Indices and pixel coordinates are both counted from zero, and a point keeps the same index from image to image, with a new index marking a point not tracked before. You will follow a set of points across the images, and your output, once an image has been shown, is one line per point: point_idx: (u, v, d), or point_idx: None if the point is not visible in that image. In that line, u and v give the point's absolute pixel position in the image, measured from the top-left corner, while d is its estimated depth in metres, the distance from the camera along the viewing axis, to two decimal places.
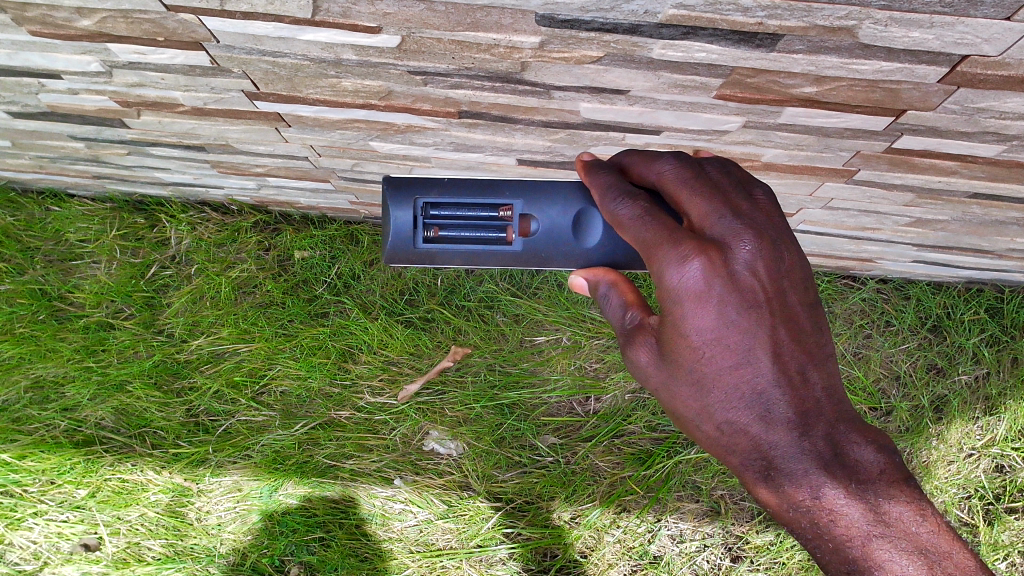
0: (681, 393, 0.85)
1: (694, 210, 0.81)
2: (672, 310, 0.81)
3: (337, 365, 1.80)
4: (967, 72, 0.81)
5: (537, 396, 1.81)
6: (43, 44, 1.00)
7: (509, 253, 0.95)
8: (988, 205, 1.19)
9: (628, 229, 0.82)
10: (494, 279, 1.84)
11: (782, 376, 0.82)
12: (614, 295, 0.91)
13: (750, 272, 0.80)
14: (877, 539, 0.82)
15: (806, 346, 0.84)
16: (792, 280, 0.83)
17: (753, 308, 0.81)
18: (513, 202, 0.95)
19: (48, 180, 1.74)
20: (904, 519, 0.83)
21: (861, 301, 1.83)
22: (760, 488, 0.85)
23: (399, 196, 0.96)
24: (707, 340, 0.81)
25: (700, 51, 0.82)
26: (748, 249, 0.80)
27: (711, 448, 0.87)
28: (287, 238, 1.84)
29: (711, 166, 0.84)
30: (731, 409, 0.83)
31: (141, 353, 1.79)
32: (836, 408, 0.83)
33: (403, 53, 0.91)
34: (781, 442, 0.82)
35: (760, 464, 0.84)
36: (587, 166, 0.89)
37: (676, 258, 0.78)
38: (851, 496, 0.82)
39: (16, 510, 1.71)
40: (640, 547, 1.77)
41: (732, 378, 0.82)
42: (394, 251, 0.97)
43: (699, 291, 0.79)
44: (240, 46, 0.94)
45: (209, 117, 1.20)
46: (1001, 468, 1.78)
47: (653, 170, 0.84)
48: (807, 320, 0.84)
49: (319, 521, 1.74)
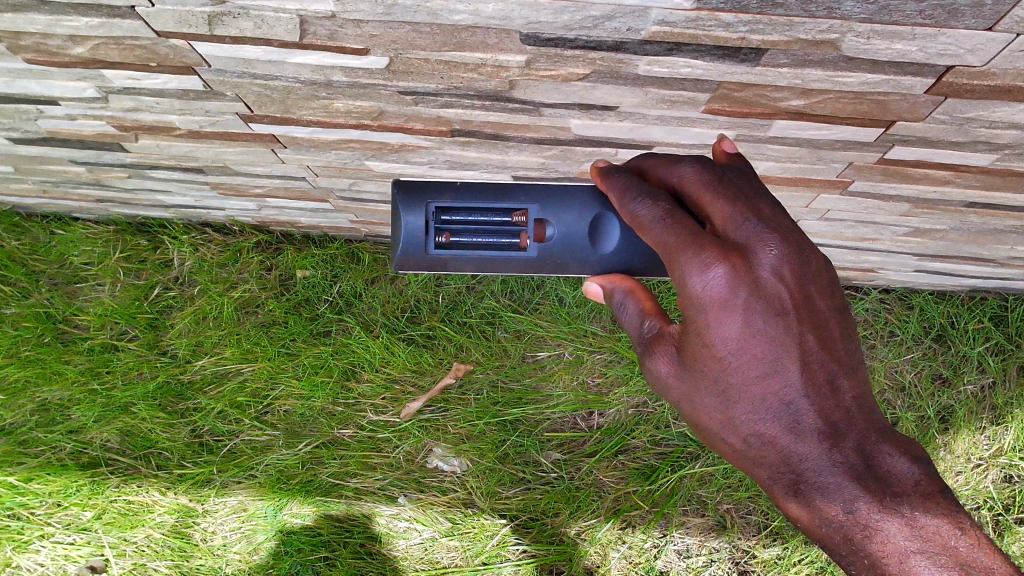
0: (705, 405, 0.84)
1: (717, 213, 0.80)
2: (695, 318, 0.80)
3: (339, 384, 1.80)
4: (953, 83, 0.81)
5: (540, 412, 1.80)
6: (39, 71, 1.01)
7: (523, 259, 0.95)
8: (986, 215, 1.19)
9: (649, 231, 0.80)
10: (494, 295, 1.85)
11: (810, 385, 0.81)
12: (630, 303, 0.90)
13: (777, 277, 0.79)
14: (915, 555, 0.81)
15: (834, 353, 0.83)
16: (818, 286, 0.82)
17: (780, 316, 0.80)
18: (528, 207, 0.94)
19: (52, 204, 1.76)
20: (941, 533, 0.81)
21: (864, 311, 1.82)
22: (790, 503, 0.84)
23: (411, 200, 0.94)
24: (732, 350, 0.80)
25: (686, 66, 0.83)
26: (774, 254, 0.78)
27: (737, 461, 0.87)
28: (288, 257, 1.85)
29: (733, 171, 0.83)
30: (758, 421, 0.82)
31: (145, 374, 1.81)
32: (865, 418, 0.83)
33: (392, 74, 0.92)
34: (811, 455, 0.81)
35: (789, 477, 0.83)
36: (603, 171, 0.88)
37: (699, 265, 0.77)
38: (886, 511, 0.81)
39: (24, 533, 1.73)
40: (646, 563, 1.76)
41: (758, 389, 0.81)
42: (405, 257, 0.95)
43: (723, 299, 0.78)
44: (232, 70, 0.95)
45: (206, 140, 1.21)
46: (1009, 478, 1.77)
47: (673, 174, 0.84)
48: (836, 328, 0.83)
49: (324, 540, 1.75)
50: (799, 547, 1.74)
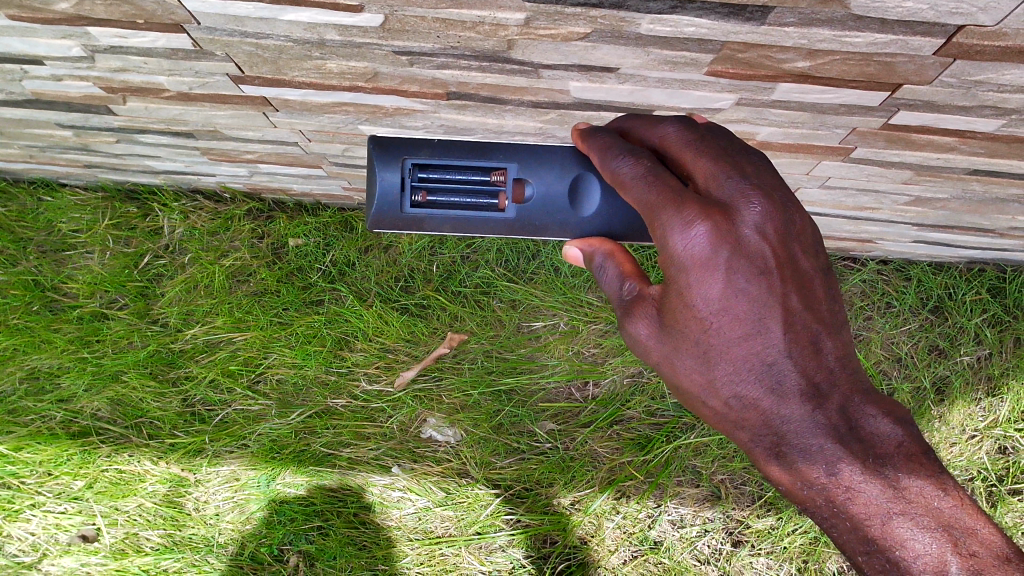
0: (685, 367, 0.82)
1: (701, 172, 0.78)
2: (677, 278, 0.78)
3: (333, 353, 1.78)
4: (963, 43, 0.79)
5: (535, 382, 1.79)
6: (23, 28, 0.98)
7: (501, 220, 0.93)
8: (988, 183, 1.17)
9: (630, 190, 0.79)
10: (490, 264, 1.83)
11: (793, 346, 0.80)
12: (609, 266, 0.89)
13: (760, 236, 0.77)
14: (898, 518, 0.79)
15: (819, 314, 0.81)
16: (803, 244, 0.80)
17: (763, 275, 0.78)
18: (507, 165, 0.92)
19: (39, 169, 1.72)
20: (926, 495, 0.79)
21: (861, 282, 1.81)
22: (772, 466, 0.83)
23: (387, 156, 0.92)
24: (714, 311, 0.78)
25: (689, 25, 0.81)
26: (758, 211, 0.76)
27: (718, 424, 0.85)
28: (281, 225, 1.82)
29: (717, 130, 0.81)
30: (740, 383, 0.81)
31: (136, 343, 1.79)
32: (849, 378, 0.81)
33: (386, 33, 0.90)
34: (794, 416, 0.80)
35: (771, 440, 0.82)
36: (585, 132, 0.87)
37: (681, 223, 0.75)
38: (869, 473, 0.79)
39: (14, 502, 1.72)
40: (640, 533, 1.77)
41: (741, 350, 0.80)
42: (380, 215, 0.94)
43: (705, 258, 0.76)
44: (222, 27, 0.92)
45: (196, 102, 1.18)
46: (1003, 449, 1.77)
47: (655, 134, 0.82)
48: (821, 288, 0.81)
49: (317, 510, 1.74)
50: (794, 517, 1.75)
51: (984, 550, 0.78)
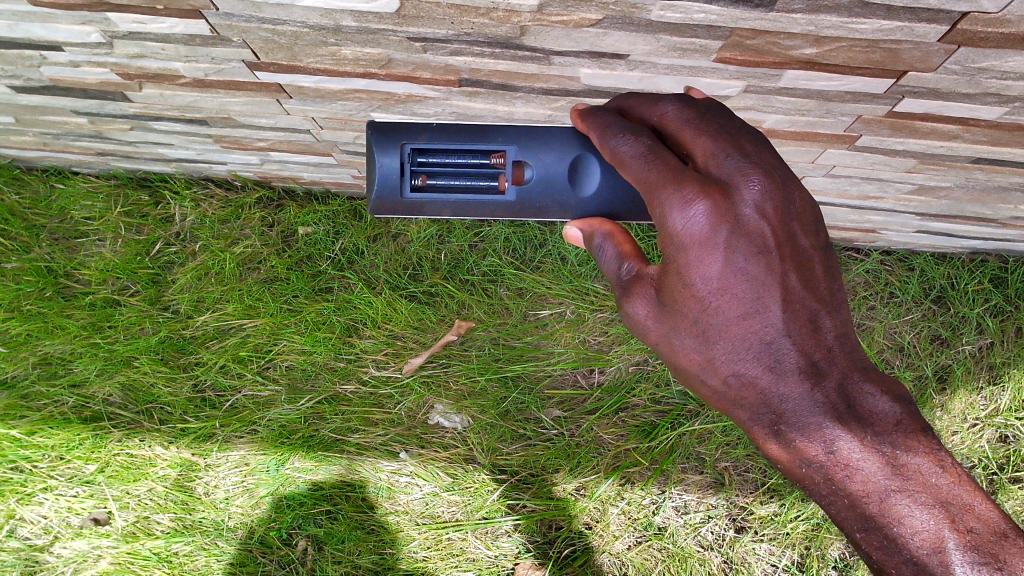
0: (684, 347, 0.85)
1: (700, 150, 0.80)
2: (676, 258, 0.80)
3: (341, 339, 1.81)
4: (967, 30, 0.81)
5: (541, 369, 1.81)
6: (44, 14, 1.00)
7: (502, 202, 0.95)
8: (991, 171, 1.19)
9: (629, 167, 0.81)
10: (497, 252, 1.86)
11: (791, 325, 0.81)
12: (609, 246, 0.91)
13: (759, 214, 0.79)
14: (895, 494, 0.80)
15: (817, 292, 0.82)
16: (802, 224, 0.82)
17: (763, 254, 0.80)
18: (506, 148, 0.94)
19: (53, 157, 1.75)
20: (923, 471, 0.80)
21: (864, 272, 1.84)
22: (771, 444, 0.85)
23: (387, 141, 0.94)
24: (713, 289, 0.80)
25: (699, 11, 0.82)
26: (756, 189, 0.78)
27: (718, 403, 0.88)
28: (291, 214, 1.85)
29: (717, 111, 0.83)
30: (739, 361, 0.83)
31: (147, 329, 1.81)
32: (846, 357, 0.83)
33: (401, 19, 0.91)
34: (792, 394, 0.82)
35: (770, 418, 0.84)
36: (585, 113, 0.89)
37: (680, 201, 0.77)
38: (866, 449, 0.81)
39: (27, 485, 1.74)
40: (645, 519, 1.79)
41: (739, 329, 0.82)
42: (381, 200, 0.95)
43: (703, 237, 0.78)
44: (240, 13, 0.94)
45: (211, 89, 1.20)
46: (1004, 437, 1.78)
47: (655, 112, 0.84)
48: (820, 267, 0.83)
49: (326, 494, 1.76)
50: (796, 503, 1.77)
51: (980, 525, 0.78)
